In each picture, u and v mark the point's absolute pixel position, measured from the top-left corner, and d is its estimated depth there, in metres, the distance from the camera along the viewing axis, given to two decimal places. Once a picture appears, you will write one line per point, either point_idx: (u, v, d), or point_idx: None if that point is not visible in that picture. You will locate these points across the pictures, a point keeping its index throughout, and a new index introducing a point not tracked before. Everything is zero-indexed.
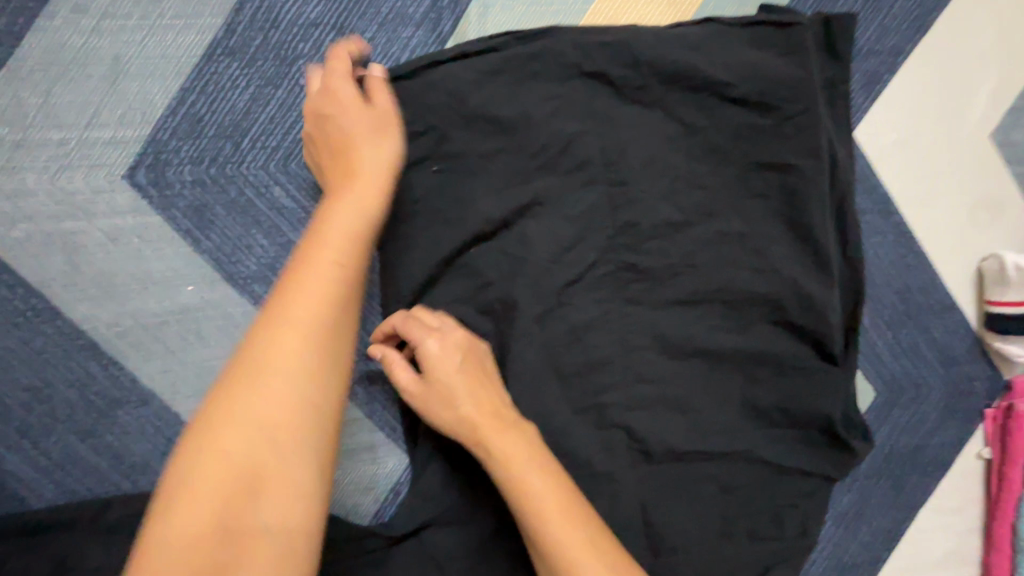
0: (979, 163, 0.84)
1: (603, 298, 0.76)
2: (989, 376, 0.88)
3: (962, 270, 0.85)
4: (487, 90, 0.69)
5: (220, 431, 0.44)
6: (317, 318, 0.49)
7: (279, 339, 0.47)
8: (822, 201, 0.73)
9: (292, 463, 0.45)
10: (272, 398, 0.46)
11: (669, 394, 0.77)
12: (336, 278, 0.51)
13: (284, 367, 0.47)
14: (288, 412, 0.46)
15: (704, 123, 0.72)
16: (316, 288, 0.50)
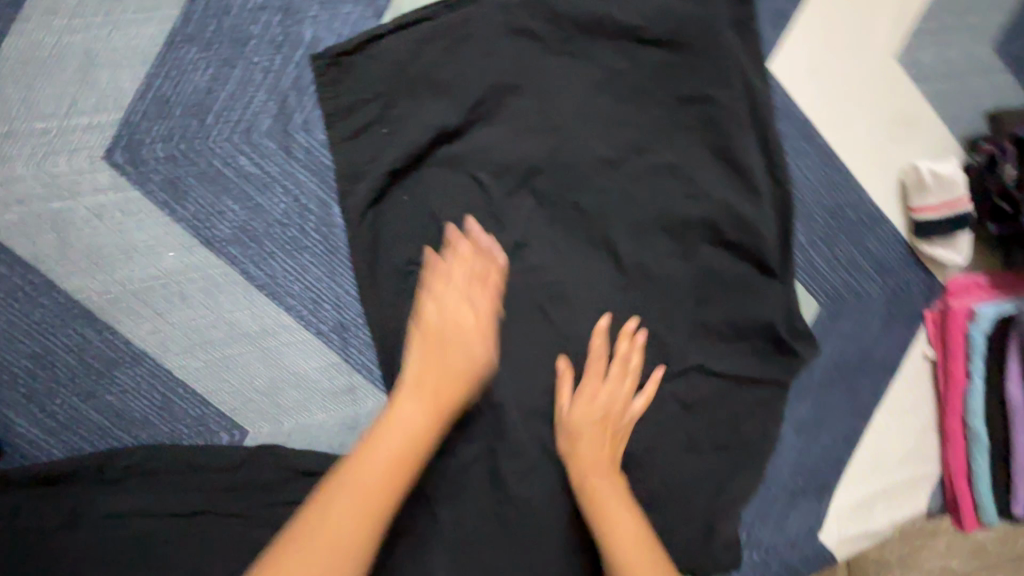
0: (890, 84, 0.91)
1: (553, 236, 0.82)
2: (923, 280, 0.95)
3: (887, 183, 0.92)
4: (424, 53, 0.76)
5: (324, 521, 0.54)
6: (407, 444, 0.61)
7: (382, 439, 0.61)
8: (737, 128, 0.81)
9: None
10: (358, 488, 0.57)
11: (622, 319, 0.84)
12: (418, 426, 0.63)
13: (376, 479, 0.58)
14: (370, 502, 0.56)
15: (626, 66, 0.79)
16: (425, 393, 0.65)
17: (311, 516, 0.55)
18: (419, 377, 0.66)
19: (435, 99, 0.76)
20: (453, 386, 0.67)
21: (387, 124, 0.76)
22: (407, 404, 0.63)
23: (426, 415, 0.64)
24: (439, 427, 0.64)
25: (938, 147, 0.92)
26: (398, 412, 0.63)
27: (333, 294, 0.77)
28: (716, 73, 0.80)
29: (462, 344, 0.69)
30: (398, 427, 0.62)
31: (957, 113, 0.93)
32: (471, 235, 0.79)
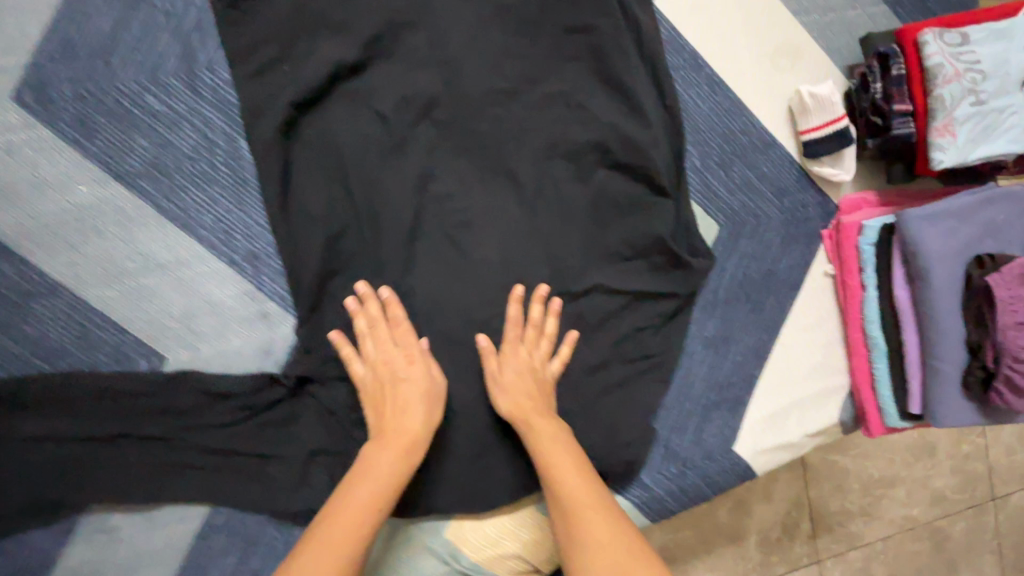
0: (769, 17, 0.98)
1: (458, 166, 0.87)
2: (820, 202, 1.01)
3: (776, 109, 0.99)
4: None
5: (353, 490, 0.71)
6: (389, 483, 0.72)
7: (369, 467, 0.72)
8: (622, 58, 0.87)
9: (363, 522, 0.68)
10: (378, 481, 0.72)
11: (527, 243, 0.89)
12: (389, 474, 0.73)
13: (380, 485, 0.71)
14: (381, 502, 0.71)
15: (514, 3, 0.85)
16: (402, 433, 0.76)
17: (350, 492, 0.71)
18: (386, 435, 0.75)
19: (334, 37, 0.82)
20: (407, 433, 0.76)
21: (289, 61, 0.81)
22: (386, 450, 0.74)
23: (389, 462, 0.74)
24: (397, 476, 0.73)
25: (820, 74, 0.99)
26: (368, 466, 0.73)
27: (244, 225, 0.81)
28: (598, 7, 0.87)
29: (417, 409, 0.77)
30: (369, 473, 0.72)
31: (836, 43, 1.00)
32: (377, 166, 0.84)
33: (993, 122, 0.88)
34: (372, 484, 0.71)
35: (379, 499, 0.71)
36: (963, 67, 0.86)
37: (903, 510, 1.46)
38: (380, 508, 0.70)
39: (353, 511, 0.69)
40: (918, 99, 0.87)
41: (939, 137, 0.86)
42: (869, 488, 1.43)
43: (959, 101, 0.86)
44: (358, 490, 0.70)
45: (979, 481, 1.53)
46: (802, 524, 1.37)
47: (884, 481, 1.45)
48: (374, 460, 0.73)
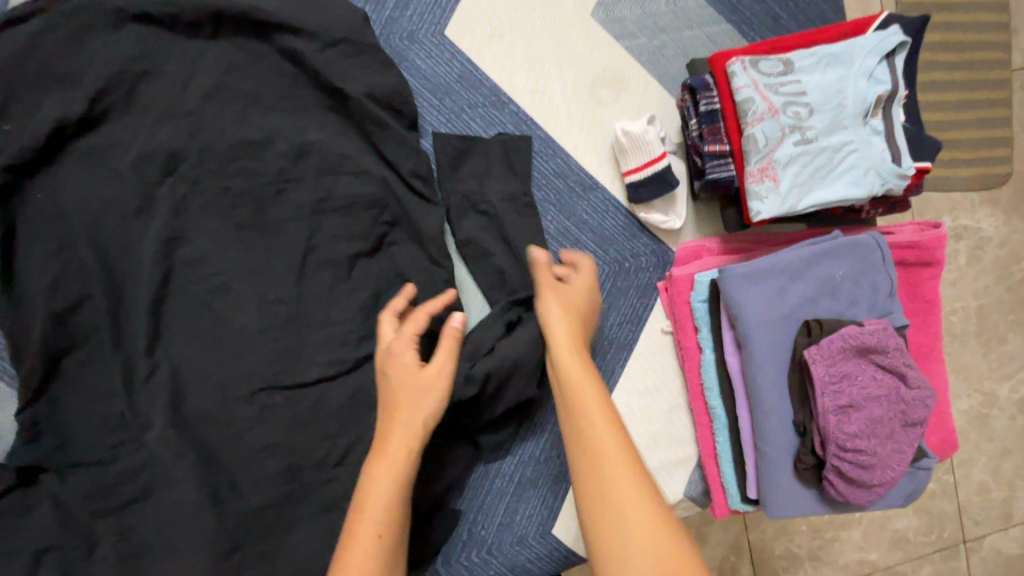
0: (586, 42, 0.86)
1: (214, 225, 0.78)
2: (653, 249, 0.89)
3: (597, 148, 0.87)
4: (38, 44, 0.73)
5: (366, 519, 0.59)
6: (391, 505, 0.61)
7: (374, 490, 0.61)
8: (391, 102, 0.79)
9: (370, 558, 0.57)
10: (384, 496, 0.61)
11: (298, 306, 0.81)
12: (388, 496, 0.61)
13: (381, 504, 0.60)
14: (398, 515, 0.61)
15: (265, 48, 0.78)
16: (399, 439, 0.64)
17: (357, 522, 0.59)
18: (390, 436, 0.65)
19: (59, 90, 0.74)
20: (403, 435, 0.65)
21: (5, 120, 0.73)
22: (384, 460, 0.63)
23: (403, 458, 0.63)
24: (412, 469, 0.64)
25: (650, 104, 0.87)
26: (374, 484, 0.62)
27: None
28: (363, 47, 0.78)
29: (419, 403, 0.67)
30: (378, 494, 0.61)
31: (670, 68, 0.88)
32: (114, 230, 0.76)
33: (826, 163, 0.75)
34: (375, 509, 0.60)
35: (382, 514, 0.60)
36: (781, 101, 0.73)
37: (857, 554, 1.29)
38: (389, 544, 0.59)
39: (383, 539, 0.59)
40: (732, 138, 0.75)
41: (755, 184, 0.74)
42: (818, 529, 1.27)
43: (776, 141, 0.73)
44: (386, 507, 0.60)
45: (946, 521, 1.34)
46: (743, 569, 1.22)
47: (838, 522, 1.29)
48: (384, 474, 0.62)
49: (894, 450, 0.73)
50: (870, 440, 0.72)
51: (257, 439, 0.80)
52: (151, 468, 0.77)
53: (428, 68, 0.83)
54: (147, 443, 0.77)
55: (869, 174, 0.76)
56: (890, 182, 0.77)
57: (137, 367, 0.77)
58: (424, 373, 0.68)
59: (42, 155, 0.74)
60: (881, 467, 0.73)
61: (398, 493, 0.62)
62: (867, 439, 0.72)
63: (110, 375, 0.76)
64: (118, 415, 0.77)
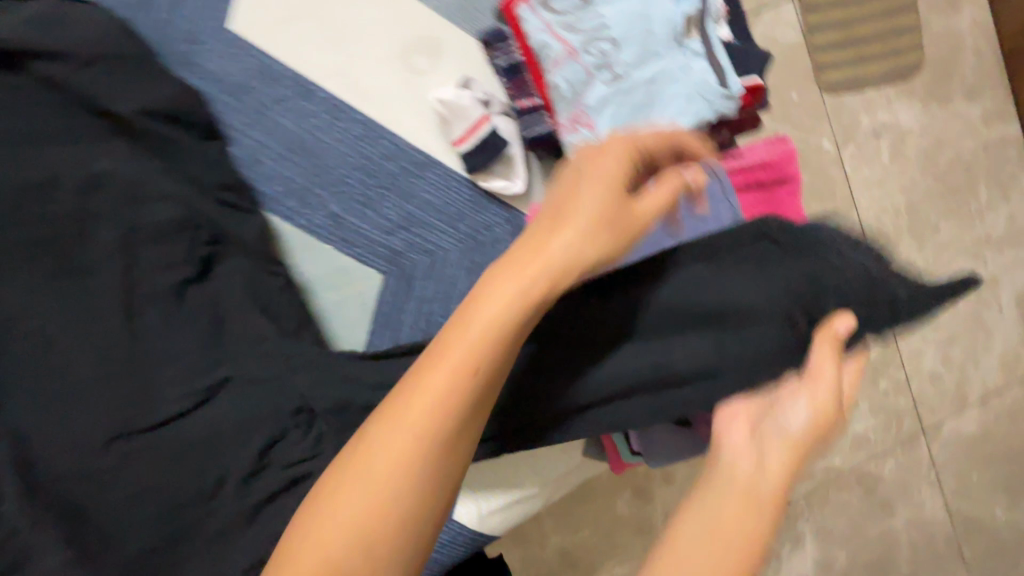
0: (387, 9, 0.80)
1: (17, 281, 0.72)
2: (505, 217, 0.85)
3: (422, 121, 0.82)
4: None
5: (452, 455, 0.39)
6: (455, 391, 0.38)
7: (409, 396, 0.38)
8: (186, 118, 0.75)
9: (393, 468, 0.37)
10: (372, 480, 0.36)
11: (138, 346, 0.76)
12: (441, 387, 0.38)
13: (355, 513, 0.36)
14: (478, 416, 0.39)
15: (23, 80, 0.70)
16: (453, 360, 0.38)
17: (314, 517, 0.37)
18: (449, 359, 0.38)
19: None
20: (469, 324, 0.39)
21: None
22: (416, 402, 0.38)
23: (462, 371, 0.38)
24: (505, 352, 0.39)
25: (470, 64, 0.81)
26: (465, 433, 0.39)
27: None
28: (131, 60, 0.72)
29: (506, 278, 0.40)
30: (438, 478, 0.38)
31: (483, 21, 0.82)
32: None
33: (643, 98, 0.71)
34: (410, 492, 0.37)
35: (392, 482, 0.36)
36: (581, 41, 0.68)
37: (822, 463, 1.27)
38: (449, 452, 0.38)
39: (363, 539, 0.36)
40: (539, 89, 0.70)
41: (569, 135, 0.70)
42: None
43: (582, 86, 0.69)
44: (436, 466, 0.38)
45: (903, 415, 1.33)
46: None
47: None
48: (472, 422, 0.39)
49: None
50: None
51: (122, 489, 0.74)
52: None
53: (220, 68, 0.77)
54: None
55: (693, 102, 0.72)
56: (718, 106, 0.72)
57: None
58: (546, 235, 0.41)
59: None
60: None
61: (502, 353, 0.39)
62: None
63: None
64: None
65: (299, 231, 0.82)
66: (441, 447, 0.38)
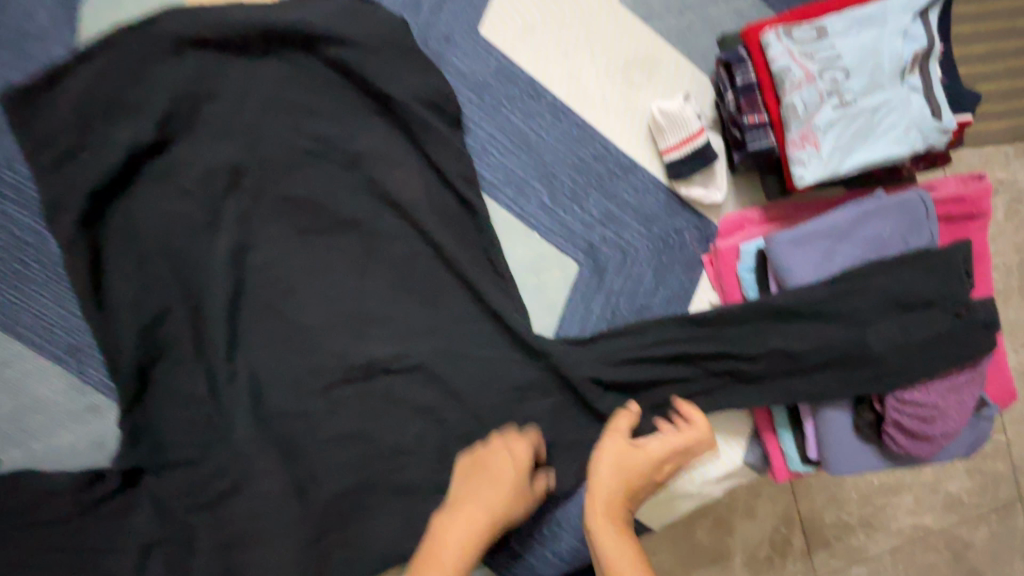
0: (616, 27, 0.88)
1: (274, 232, 0.83)
2: (695, 225, 0.91)
3: (632, 129, 0.89)
4: (113, 79, 0.78)
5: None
6: (504, 469, 0.79)
7: (480, 484, 0.78)
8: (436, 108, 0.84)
9: (494, 479, 0.78)
10: (463, 540, 0.73)
11: (360, 307, 0.85)
12: (506, 473, 0.79)
13: (446, 564, 0.71)
14: (516, 494, 0.78)
15: (313, 63, 0.81)
16: (461, 519, 0.75)
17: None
18: (467, 513, 0.76)
19: (127, 120, 0.79)
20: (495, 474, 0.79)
21: (88, 149, 0.78)
22: (453, 530, 0.74)
23: (502, 469, 0.79)
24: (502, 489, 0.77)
25: (682, 81, 0.89)
26: (621, 536, 0.71)
27: (61, 319, 0.81)
28: (404, 49, 0.82)
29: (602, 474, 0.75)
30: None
31: (699, 45, 0.89)
32: (195, 246, 0.82)
33: (866, 124, 0.76)
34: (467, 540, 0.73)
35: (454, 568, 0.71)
36: (818, 67, 0.74)
37: (910, 518, 1.21)
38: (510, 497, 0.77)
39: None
40: (769, 108, 0.77)
41: (797, 151, 0.75)
42: (869, 496, 1.20)
43: (815, 107, 0.74)
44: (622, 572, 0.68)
45: (1002, 481, 1.24)
46: (794, 540, 1.16)
47: (888, 487, 1.21)
48: (597, 504, 0.74)
49: (956, 399, 0.74)
50: (929, 389, 0.74)
51: (328, 433, 0.84)
52: (235, 463, 0.82)
53: (465, 67, 0.86)
54: (233, 439, 0.82)
55: (910, 133, 0.77)
56: (932, 138, 0.78)
57: (217, 371, 0.82)
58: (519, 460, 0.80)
59: (121, 180, 0.80)
60: (945, 415, 0.74)
61: (503, 488, 0.78)
62: (928, 387, 0.73)
63: (196, 378, 0.82)
64: (205, 414, 0.82)
65: (510, 217, 0.89)
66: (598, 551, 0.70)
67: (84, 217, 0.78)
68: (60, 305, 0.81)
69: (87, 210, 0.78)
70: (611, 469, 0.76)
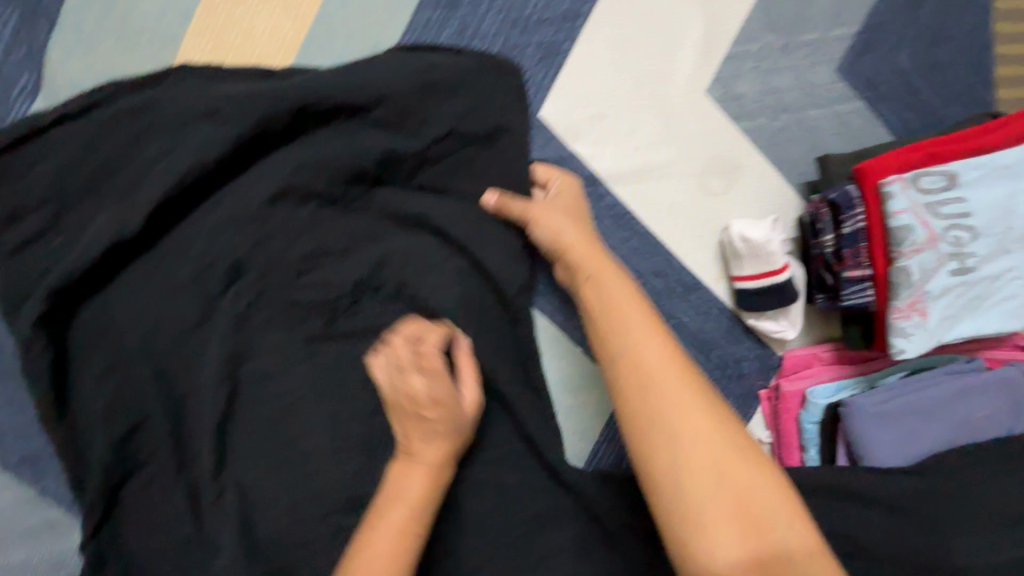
0: (699, 122, 0.75)
1: (273, 340, 0.64)
2: (758, 355, 0.80)
3: (703, 244, 0.77)
4: (102, 148, 0.59)
5: (682, 466, 0.45)
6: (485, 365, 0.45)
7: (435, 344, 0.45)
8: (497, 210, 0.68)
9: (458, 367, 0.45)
10: None
11: (374, 431, 0.66)
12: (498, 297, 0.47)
13: None
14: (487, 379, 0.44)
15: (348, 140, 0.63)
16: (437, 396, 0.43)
17: None
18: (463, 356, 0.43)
19: (113, 203, 0.59)
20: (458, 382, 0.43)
21: (60, 232, 0.59)
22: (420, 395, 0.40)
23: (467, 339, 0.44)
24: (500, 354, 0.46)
25: (765, 196, 0.77)
26: (669, 371, 0.48)
27: (16, 425, 0.67)
28: (433, 88, 0.65)
29: (645, 338, 0.51)
30: (681, 436, 0.46)
31: (790, 154, 0.77)
32: (180, 364, 0.62)
33: (982, 292, 0.66)
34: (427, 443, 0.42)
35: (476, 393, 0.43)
36: (942, 226, 0.63)
37: None
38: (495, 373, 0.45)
39: None
40: (877, 265, 0.65)
41: (901, 319, 0.64)
42: None
43: (932, 273, 0.63)
44: (688, 473, 0.44)
45: None
46: None
47: None
48: (608, 325, 0.53)
49: None
50: None
51: None
52: None
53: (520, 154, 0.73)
54: None
55: None
56: None
57: (187, 506, 0.64)
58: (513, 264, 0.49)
59: (94, 276, 0.59)
60: None
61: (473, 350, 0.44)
62: None
63: (163, 513, 0.64)
64: (185, 539, 0.64)
65: (554, 327, 0.78)
66: (596, 340, 0.54)
67: (44, 314, 0.58)
68: (16, 404, 0.67)
69: (53, 306, 0.58)
70: (623, 284, 0.57)
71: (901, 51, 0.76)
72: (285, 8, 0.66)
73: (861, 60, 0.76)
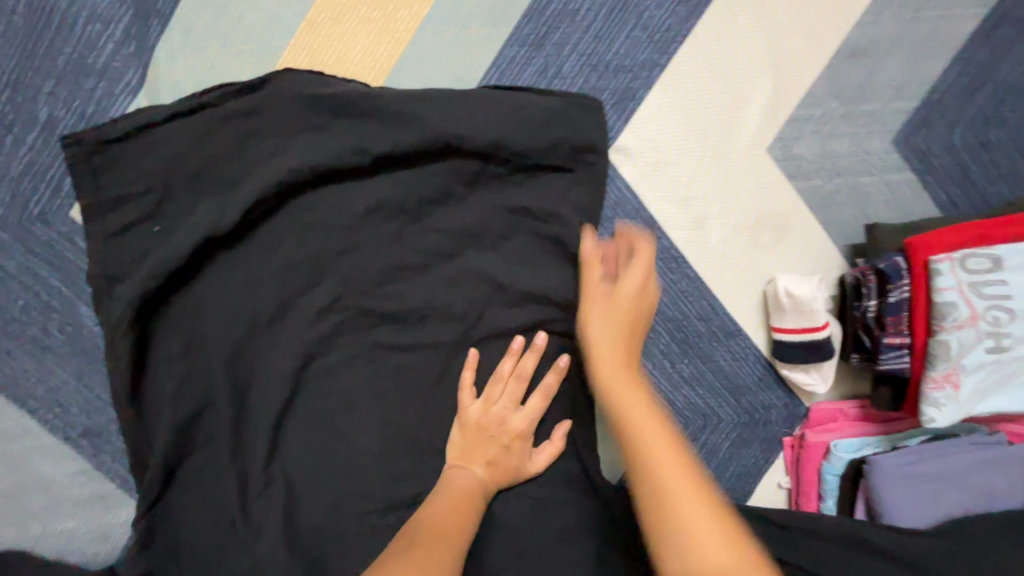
0: (756, 177, 0.78)
1: (341, 344, 0.67)
2: (786, 403, 0.83)
3: (746, 293, 0.80)
4: (209, 150, 0.63)
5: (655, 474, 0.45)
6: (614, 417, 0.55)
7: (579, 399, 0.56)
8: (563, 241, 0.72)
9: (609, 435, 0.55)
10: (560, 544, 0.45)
11: (421, 440, 0.69)
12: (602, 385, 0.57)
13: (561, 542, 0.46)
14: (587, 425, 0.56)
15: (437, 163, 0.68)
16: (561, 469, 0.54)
17: None
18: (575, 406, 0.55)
19: (212, 198, 0.64)
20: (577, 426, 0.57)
21: (160, 222, 0.64)
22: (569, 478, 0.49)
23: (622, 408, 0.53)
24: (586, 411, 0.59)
25: (811, 253, 0.80)
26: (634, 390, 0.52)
27: (82, 399, 0.70)
28: (517, 122, 0.69)
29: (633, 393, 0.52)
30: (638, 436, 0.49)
31: (840, 216, 0.80)
32: (251, 357, 0.65)
33: (1013, 371, 0.69)
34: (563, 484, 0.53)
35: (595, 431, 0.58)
36: (983, 306, 0.66)
37: None
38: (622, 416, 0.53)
39: None
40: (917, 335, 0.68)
41: (934, 389, 0.67)
42: None
43: (969, 349, 0.67)
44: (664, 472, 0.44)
45: None
46: None
47: None
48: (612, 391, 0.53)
49: None
50: None
51: None
52: None
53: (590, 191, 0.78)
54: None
55: None
56: None
57: (231, 495, 0.65)
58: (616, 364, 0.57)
59: (183, 267, 0.63)
60: None
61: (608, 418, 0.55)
62: None
63: (207, 498, 0.66)
64: (228, 523, 0.65)
65: None
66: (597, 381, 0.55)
67: (133, 298, 0.62)
68: (84, 379, 0.70)
69: (144, 292, 0.62)
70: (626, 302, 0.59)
71: (955, 129, 0.80)
72: (383, 30, 0.70)
73: (917, 134, 0.80)
